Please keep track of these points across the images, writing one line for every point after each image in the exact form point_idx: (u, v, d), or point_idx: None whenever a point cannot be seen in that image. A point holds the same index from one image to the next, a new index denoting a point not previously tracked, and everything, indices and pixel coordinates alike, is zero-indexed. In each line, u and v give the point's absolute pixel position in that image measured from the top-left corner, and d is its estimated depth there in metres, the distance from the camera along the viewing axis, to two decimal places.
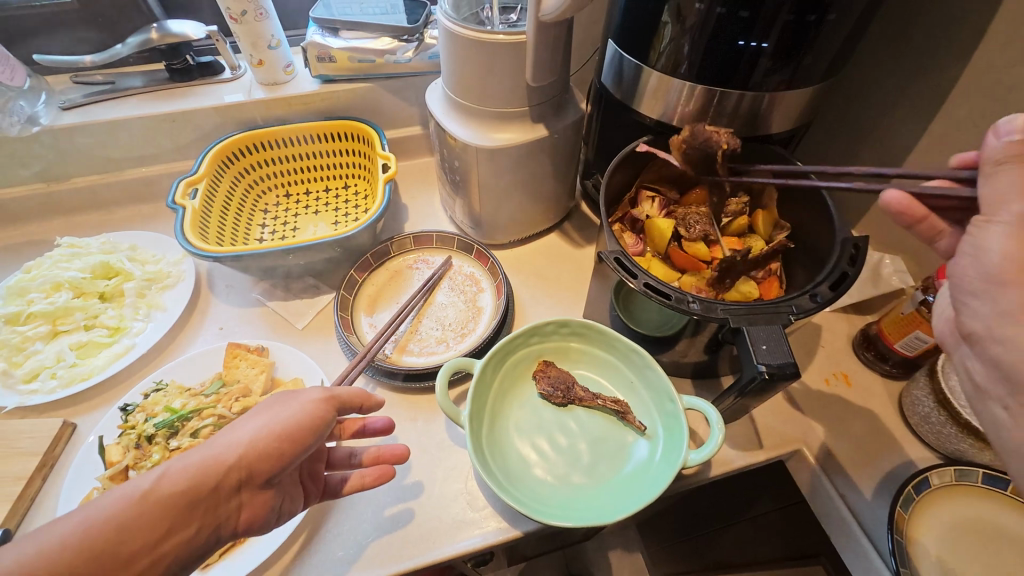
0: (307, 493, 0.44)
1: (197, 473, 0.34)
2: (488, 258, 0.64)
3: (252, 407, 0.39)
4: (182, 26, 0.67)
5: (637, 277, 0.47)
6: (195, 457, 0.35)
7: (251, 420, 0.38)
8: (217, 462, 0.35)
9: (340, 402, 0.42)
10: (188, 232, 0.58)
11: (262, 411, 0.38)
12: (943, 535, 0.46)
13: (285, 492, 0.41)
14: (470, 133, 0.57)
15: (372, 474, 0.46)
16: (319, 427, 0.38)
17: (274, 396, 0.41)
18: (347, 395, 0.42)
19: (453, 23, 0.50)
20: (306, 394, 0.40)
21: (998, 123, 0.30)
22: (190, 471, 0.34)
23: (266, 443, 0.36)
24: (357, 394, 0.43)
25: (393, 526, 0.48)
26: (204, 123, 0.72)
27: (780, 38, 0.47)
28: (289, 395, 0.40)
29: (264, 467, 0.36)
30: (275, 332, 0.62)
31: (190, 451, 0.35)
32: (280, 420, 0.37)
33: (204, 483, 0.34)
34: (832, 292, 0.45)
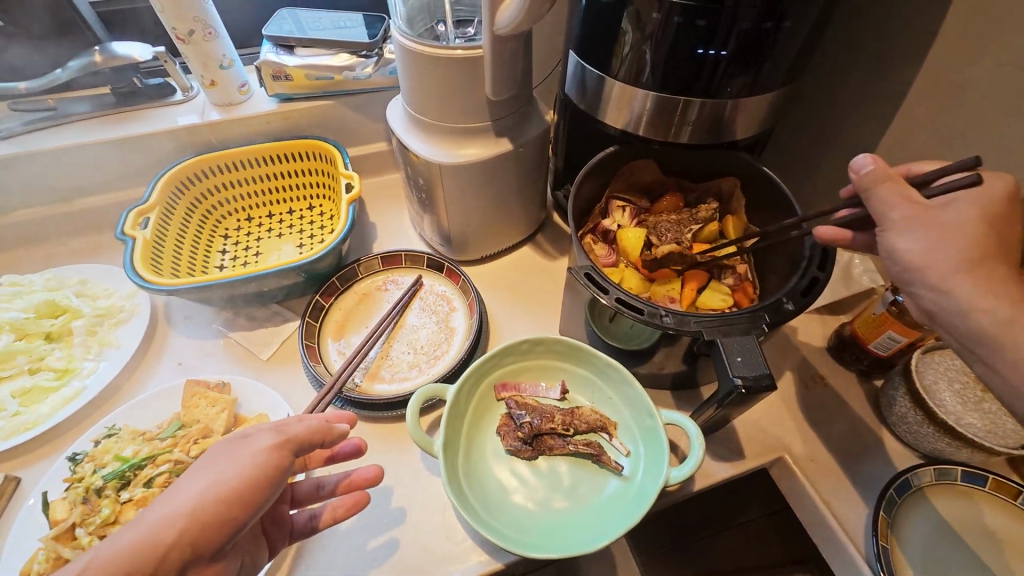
0: (271, 539, 0.42)
1: (129, 559, 0.30)
2: (460, 277, 0.63)
3: (192, 466, 0.36)
4: (127, 48, 0.64)
5: (609, 292, 0.46)
6: (128, 537, 0.31)
7: (192, 482, 0.34)
8: (152, 543, 0.31)
9: (297, 444, 0.38)
10: (138, 265, 0.55)
11: (205, 470, 0.35)
12: (925, 537, 0.46)
13: (241, 551, 0.39)
14: (433, 150, 0.55)
15: (343, 506, 0.44)
16: (273, 479, 0.35)
17: (218, 448, 0.37)
18: (302, 433, 0.39)
19: (409, 40, 0.49)
20: (254, 443, 0.37)
21: (854, 161, 0.36)
22: (121, 557, 0.30)
23: (210, 509, 0.33)
24: (315, 430, 0.39)
25: (377, 559, 0.46)
26: (156, 148, 0.68)
27: (739, 45, 0.47)
28: (234, 446, 0.37)
29: (210, 538, 0.33)
30: (239, 364, 0.59)
31: (122, 531, 0.32)
32: (223, 481, 0.34)
33: (138, 570, 0.30)
34: (803, 299, 0.45)
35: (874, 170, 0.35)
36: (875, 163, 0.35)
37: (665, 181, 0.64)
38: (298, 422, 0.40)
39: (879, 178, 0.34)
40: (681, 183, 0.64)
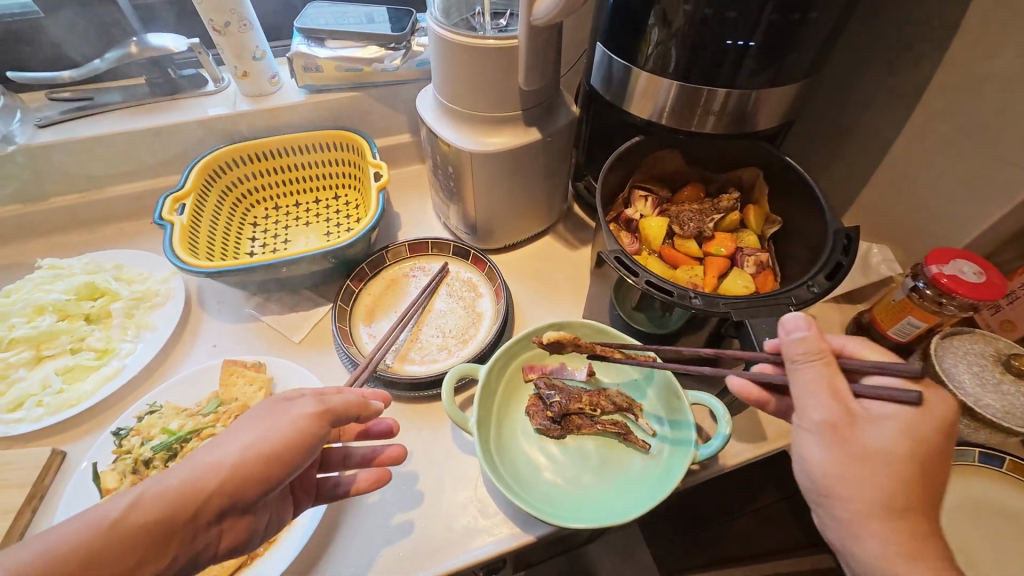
0: (297, 501, 0.45)
1: (172, 501, 0.32)
2: (486, 263, 0.64)
3: (236, 421, 0.37)
4: (163, 39, 0.66)
5: (639, 275, 0.47)
6: (174, 480, 0.33)
7: (236, 435, 0.36)
8: (196, 488, 0.33)
9: (334, 415, 0.39)
10: (177, 249, 0.57)
11: (249, 425, 0.37)
12: (945, 516, 0.47)
13: (269, 508, 0.42)
14: (464, 139, 0.57)
15: (367, 479, 0.46)
16: (309, 447, 0.37)
17: (261, 407, 0.39)
18: (340, 406, 0.40)
19: (445, 30, 0.50)
20: (297, 408, 0.38)
21: (788, 320, 0.37)
22: (167, 497, 0.32)
23: (252, 465, 0.34)
24: (352, 405, 0.40)
25: (398, 534, 0.47)
26: (189, 137, 0.70)
27: (765, 37, 0.48)
28: (278, 406, 0.38)
29: (249, 493, 0.34)
30: (272, 346, 0.60)
31: (169, 472, 0.33)
32: (267, 440, 0.35)
33: (179, 511, 0.32)
34: (829, 282, 0.46)
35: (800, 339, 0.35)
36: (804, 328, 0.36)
37: (686, 171, 0.65)
38: (337, 394, 0.41)
39: (810, 351, 0.35)
40: (702, 174, 0.65)
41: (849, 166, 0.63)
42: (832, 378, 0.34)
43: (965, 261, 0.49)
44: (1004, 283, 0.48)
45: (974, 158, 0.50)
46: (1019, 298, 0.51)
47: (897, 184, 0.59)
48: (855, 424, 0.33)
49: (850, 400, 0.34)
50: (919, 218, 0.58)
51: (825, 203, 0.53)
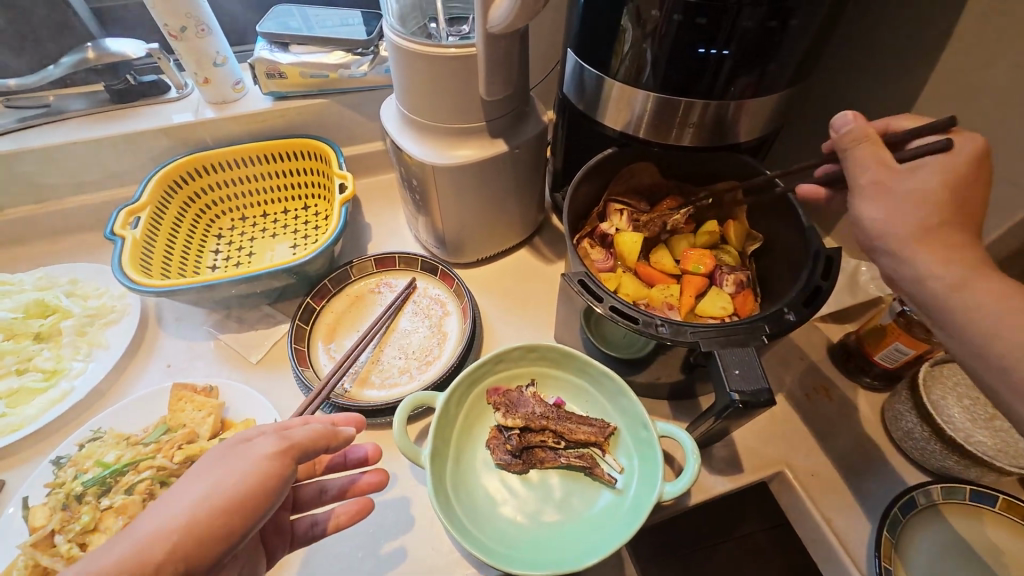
0: (271, 549, 0.41)
1: (119, 574, 0.27)
2: (454, 280, 0.61)
3: (188, 471, 0.34)
4: (120, 44, 0.64)
5: (603, 300, 0.44)
6: (117, 552, 0.28)
7: (191, 487, 0.32)
8: (147, 556, 0.28)
9: (300, 449, 0.36)
10: (126, 265, 0.54)
11: (205, 475, 0.33)
12: (930, 559, 0.44)
13: (235, 563, 0.38)
14: (427, 151, 0.54)
15: (347, 512, 0.43)
16: (277, 489, 0.34)
17: (215, 452, 0.35)
18: (305, 440, 0.37)
19: (401, 38, 0.47)
20: (259, 448, 0.35)
21: (833, 120, 0.36)
22: (109, 573, 0.27)
23: (209, 520, 0.31)
24: (319, 437, 0.38)
25: (390, 563, 0.45)
26: (150, 146, 0.68)
27: (742, 44, 0.45)
28: (237, 449, 0.35)
29: (211, 550, 0.30)
30: (228, 367, 0.58)
31: (109, 545, 0.29)
32: (224, 488, 0.32)
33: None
34: (806, 309, 0.43)
35: (852, 129, 0.35)
36: (856, 122, 0.35)
37: (665, 182, 0.62)
38: (301, 427, 0.38)
39: (857, 138, 0.35)
40: (682, 186, 0.62)
41: None
42: (877, 153, 0.34)
43: None
44: None
45: None
46: None
47: None
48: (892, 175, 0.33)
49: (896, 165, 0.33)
50: None
51: (809, 222, 0.49)
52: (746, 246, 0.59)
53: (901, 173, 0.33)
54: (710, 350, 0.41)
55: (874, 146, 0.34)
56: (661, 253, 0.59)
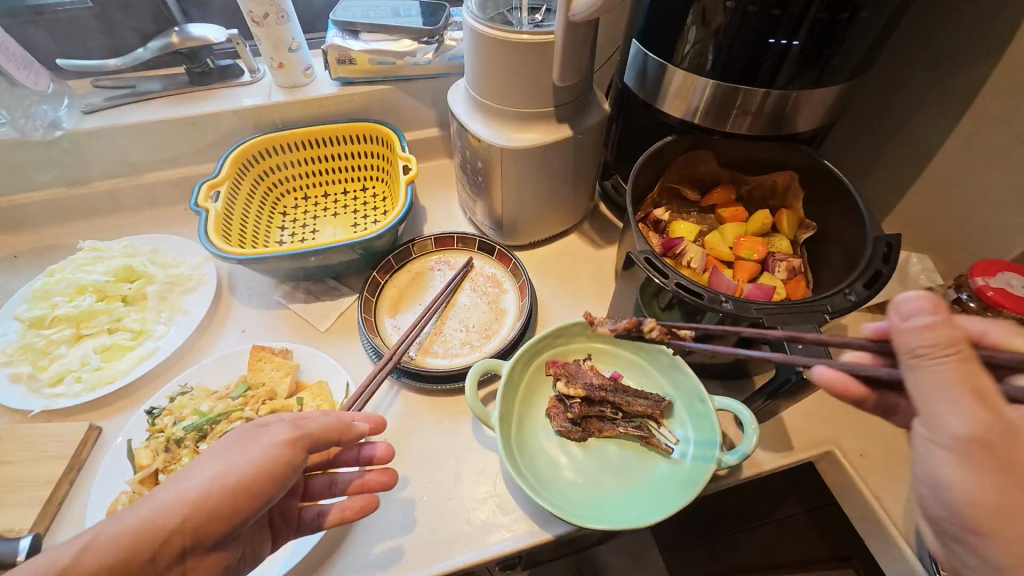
0: (276, 533, 0.43)
1: (132, 540, 0.32)
2: (512, 260, 0.64)
3: (209, 447, 0.37)
4: (202, 30, 0.68)
5: (668, 277, 0.47)
6: (131, 520, 0.33)
7: (208, 465, 0.36)
8: (156, 528, 0.32)
9: (312, 440, 0.38)
10: (211, 235, 0.58)
11: (221, 453, 0.36)
12: None
13: (243, 541, 0.41)
14: (494, 134, 0.57)
15: (353, 507, 0.44)
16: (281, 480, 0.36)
17: (237, 432, 0.38)
18: (318, 432, 0.39)
19: (480, 24, 0.50)
20: (271, 434, 0.37)
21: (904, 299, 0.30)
22: (124, 537, 0.32)
23: (218, 500, 0.34)
24: (331, 430, 0.40)
25: (385, 561, 0.45)
26: (225, 126, 0.72)
27: (810, 36, 0.47)
28: (253, 433, 0.38)
29: (213, 528, 0.34)
30: (298, 334, 0.61)
31: (126, 511, 0.33)
32: (235, 470, 0.35)
33: (140, 552, 0.32)
34: (867, 291, 0.45)
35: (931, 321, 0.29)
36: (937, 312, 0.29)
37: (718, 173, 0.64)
38: (316, 419, 0.40)
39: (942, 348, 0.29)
40: (735, 176, 0.64)
41: (889, 171, 0.61)
42: (970, 376, 0.28)
43: (1013, 273, 0.47)
44: None
45: None
46: None
47: (942, 192, 0.56)
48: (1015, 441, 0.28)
49: (1000, 407, 0.28)
50: (964, 228, 0.56)
51: (866, 210, 0.51)
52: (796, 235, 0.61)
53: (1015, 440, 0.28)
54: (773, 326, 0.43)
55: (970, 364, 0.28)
56: (714, 240, 0.61)
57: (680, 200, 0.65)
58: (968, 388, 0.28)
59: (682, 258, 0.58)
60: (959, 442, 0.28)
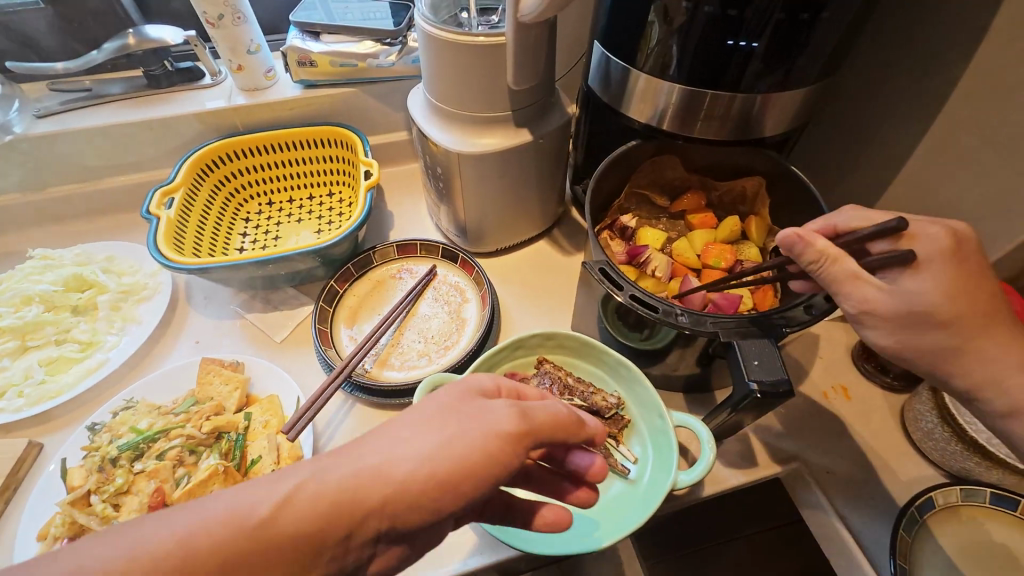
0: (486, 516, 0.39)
1: (337, 508, 0.26)
2: (475, 268, 0.62)
3: (408, 410, 0.31)
4: (160, 31, 0.66)
5: (623, 289, 0.45)
6: (347, 471, 0.27)
7: (412, 438, 0.29)
8: (359, 499, 0.27)
9: (537, 434, 0.31)
10: (161, 243, 0.57)
11: (433, 427, 0.30)
12: (946, 560, 0.44)
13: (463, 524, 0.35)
14: (453, 139, 0.55)
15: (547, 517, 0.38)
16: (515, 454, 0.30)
17: (447, 396, 0.32)
18: (543, 424, 0.31)
19: (432, 27, 0.48)
20: (494, 416, 0.30)
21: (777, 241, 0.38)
22: (325, 501, 0.26)
23: (425, 484, 0.28)
24: (558, 425, 0.32)
25: None
26: (184, 130, 0.70)
27: (772, 38, 0.45)
28: (476, 405, 0.31)
29: (411, 518, 0.28)
30: (253, 345, 0.60)
31: (334, 460, 0.28)
32: (454, 445, 0.29)
33: (338, 525, 0.26)
34: (829, 304, 0.43)
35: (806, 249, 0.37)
36: (798, 242, 0.37)
37: (687, 179, 0.63)
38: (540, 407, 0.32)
39: (823, 255, 0.36)
40: (704, 181, 0.62)
41: (863, 176, 0.59)
42: (843, 268, 0.36)
43: None
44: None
45: (999, 175, 0.47)
46: None
47: (913, 199, 0.55)
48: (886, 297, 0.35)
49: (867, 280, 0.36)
50: None
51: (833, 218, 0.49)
52: (766, 242, 0.59)
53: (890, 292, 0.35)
54: (729, 341, 0.41)
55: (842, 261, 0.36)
56: (682, 247, 0.60)
57: (649, 207, 0.64)
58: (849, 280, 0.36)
59: (647, 267, 0.57)
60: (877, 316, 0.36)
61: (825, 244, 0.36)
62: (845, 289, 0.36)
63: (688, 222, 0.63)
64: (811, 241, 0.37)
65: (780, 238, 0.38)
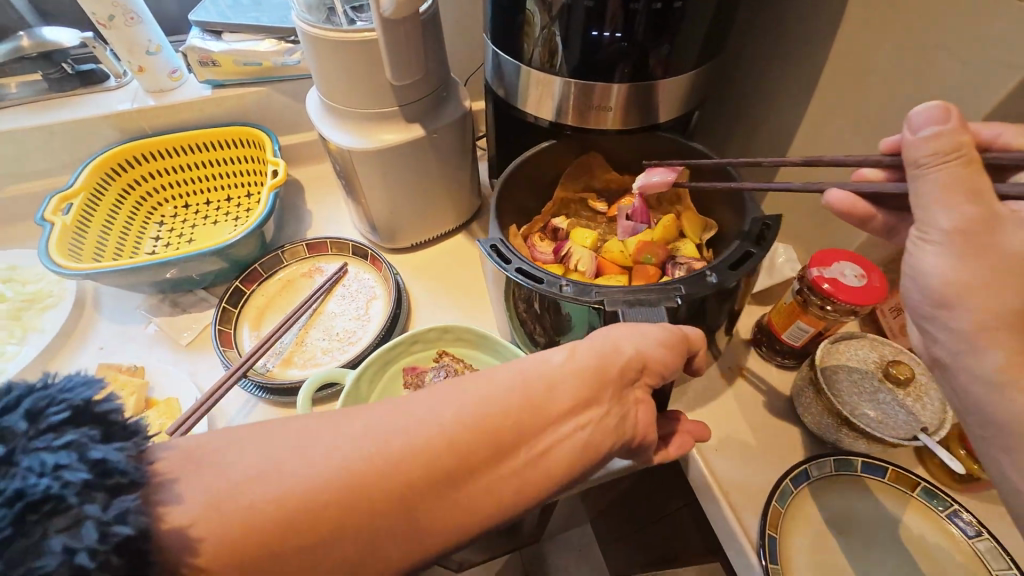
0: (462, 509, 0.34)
1: (449, 431, 0.28)
2: (383, 265, 0.63)
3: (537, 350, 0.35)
4: (56, 33, 0.67)
5: (510, 262, 0.45)
6: (472, 395, 0.30)
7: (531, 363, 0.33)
8: (489, 412, 0.29)
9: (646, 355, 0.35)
10: (53, 251, 0.56)
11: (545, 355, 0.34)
12: (818, 529, 0.45)
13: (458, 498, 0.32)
14: (346, 137, 0.54)
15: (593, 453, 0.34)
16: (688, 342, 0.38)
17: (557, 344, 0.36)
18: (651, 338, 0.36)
19: (309, 26, 0.48)
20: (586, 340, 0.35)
21: (918, 114, 0.30)
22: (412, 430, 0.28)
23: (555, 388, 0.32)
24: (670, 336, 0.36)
25: None
26: (87, 134, 0.68)
27: (643, 26, 0.46)
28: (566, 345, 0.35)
29: (494, 436, 0.29)
30: (158, 349, 0.59)
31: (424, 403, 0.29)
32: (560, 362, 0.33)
33: (443, 454, 0.27)
34: (732, 273, 0.43)
35: (939, 130, 0.29)
36: (944, 121, 0.29)
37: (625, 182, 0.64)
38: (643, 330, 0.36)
39: (947, 148, 0.29)
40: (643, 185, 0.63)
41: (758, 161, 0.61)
42: (966, 176, 0.29)
43: (848, 263, 0.48)
44: (885, 286, 0.46)
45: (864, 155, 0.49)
46: None
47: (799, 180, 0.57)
48: (994, 227, 0.28)
49: (989, 199, 0.28)
50: None
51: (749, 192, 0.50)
52: (701, 236, 0.58)
53: (1000, 222, 0.28)
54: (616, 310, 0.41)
55: (971, 166, 0.29)
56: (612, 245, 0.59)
57: (586, 212, 0.65)
58: (963, 187, 0.29)
59: (569, 261, 0.57)
60: (947, 235, 0.29)
61: (969, 140, 0.29)
62: (954, 197, 0.29)
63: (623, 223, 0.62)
64: (954, 128, 0.29)
65: (919, 110, 0.30)
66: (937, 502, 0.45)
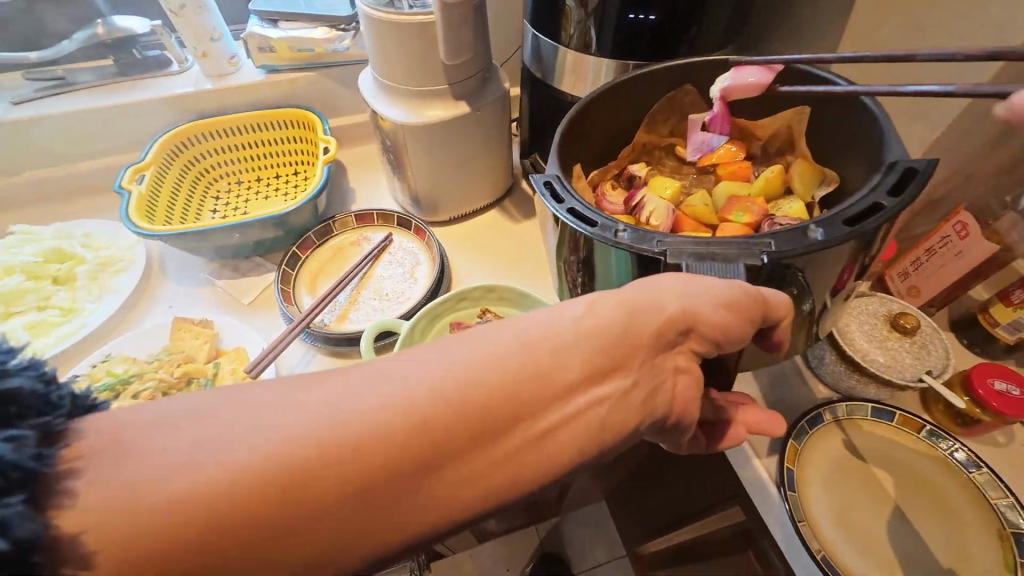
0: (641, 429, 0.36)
1: (403, 416, 0.23)
2: (426, 233, 0.68)
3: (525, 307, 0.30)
4: (127, 21, 0.73)
5: (564, 202, 0.37)
6: (451, 370, 0.25)
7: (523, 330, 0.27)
8: (480, 389, 0.25)
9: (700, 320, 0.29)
10: (132, 215, 0.62)
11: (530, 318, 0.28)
12: (832, 464, 0.50)
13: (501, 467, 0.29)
14: (399, 112, 0.60)
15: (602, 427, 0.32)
16: (757, 308, 0.31)
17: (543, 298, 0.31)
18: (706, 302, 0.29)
19: (372, 9, 0.53)
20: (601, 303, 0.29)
21: None
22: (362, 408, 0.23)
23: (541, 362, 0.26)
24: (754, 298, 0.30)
25: None
26: (153, 114, 0.74)
27: (673, 10, 0.51)
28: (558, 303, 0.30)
29: (473, 421, 0.24)
30: (222, 307, 0.65)
31: (395, 379, 0.25)
32: (547, 330, 0.27)
33: (410, 440, 0.23)
34: (848, 229, 0.32)
35: None
36: None
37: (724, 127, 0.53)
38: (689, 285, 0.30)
39: None
40: (743, 129, 0.53)
41: None
42: None
43: None
44: None
45: None
46: (951, 241, 0.52)
47: None
48: None
49: None
50: None
51: (889, 123, 0.38)
52: (813, 194, 0.47)
53: None
54: (678, 262, 0.32)
55: None
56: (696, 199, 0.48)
57: (671, 162, 0.55)
58: None
59: (642, 212, 0.47)
60: None
61: None
62: None
63: (716, 174, 0.53)
64: None
65: None
66: (942, 441, 0.49)
